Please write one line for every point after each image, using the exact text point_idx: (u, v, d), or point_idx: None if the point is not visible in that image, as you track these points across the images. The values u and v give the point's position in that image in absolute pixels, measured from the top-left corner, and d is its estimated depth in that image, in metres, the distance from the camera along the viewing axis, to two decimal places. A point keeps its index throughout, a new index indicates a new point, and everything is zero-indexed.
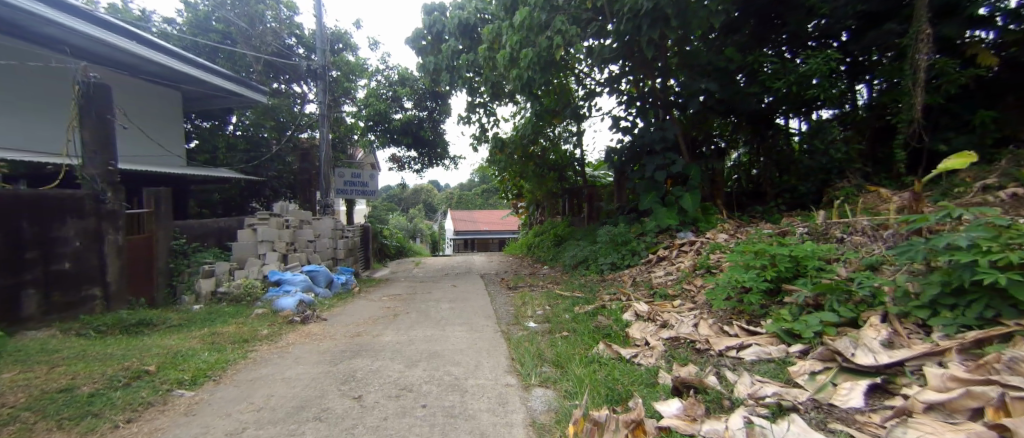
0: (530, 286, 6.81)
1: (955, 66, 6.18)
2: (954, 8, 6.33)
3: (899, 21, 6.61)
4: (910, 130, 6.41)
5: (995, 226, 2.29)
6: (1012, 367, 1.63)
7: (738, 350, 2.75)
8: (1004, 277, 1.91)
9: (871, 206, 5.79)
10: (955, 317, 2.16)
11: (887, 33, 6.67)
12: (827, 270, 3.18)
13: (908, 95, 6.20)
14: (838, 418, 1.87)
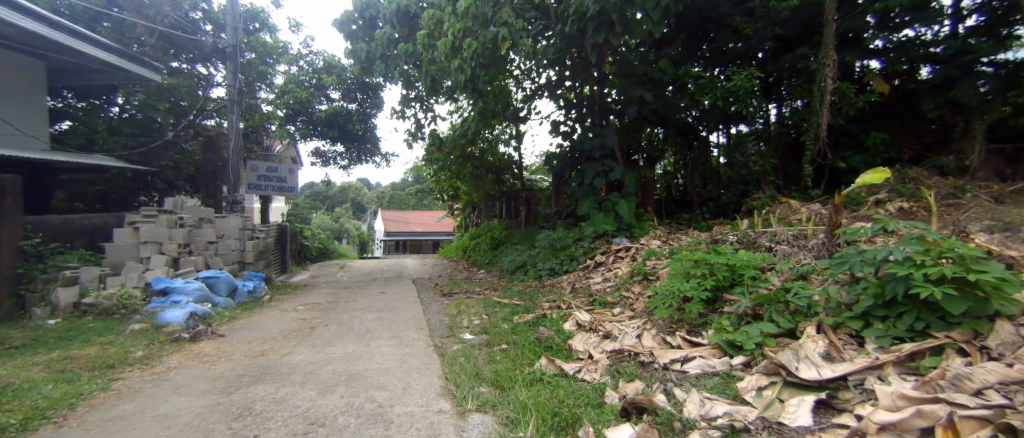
0: (465, 292, 6.46)
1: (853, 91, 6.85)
2: (853, 37, 7.01)
3: (808, 47, 7.27)
4: (817, 147, 7.05)
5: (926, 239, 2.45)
6: (957, 384, 1.78)
7: (683, 363, 2.67)
8: (940, 291, 2.03)
9: (783, 214, 6.20)
10: (887, 329, 2.26)
11: (799, 57, 7.30)
12: (761, 279, 3.26)
13: (814, 116, 6.81)
14: None
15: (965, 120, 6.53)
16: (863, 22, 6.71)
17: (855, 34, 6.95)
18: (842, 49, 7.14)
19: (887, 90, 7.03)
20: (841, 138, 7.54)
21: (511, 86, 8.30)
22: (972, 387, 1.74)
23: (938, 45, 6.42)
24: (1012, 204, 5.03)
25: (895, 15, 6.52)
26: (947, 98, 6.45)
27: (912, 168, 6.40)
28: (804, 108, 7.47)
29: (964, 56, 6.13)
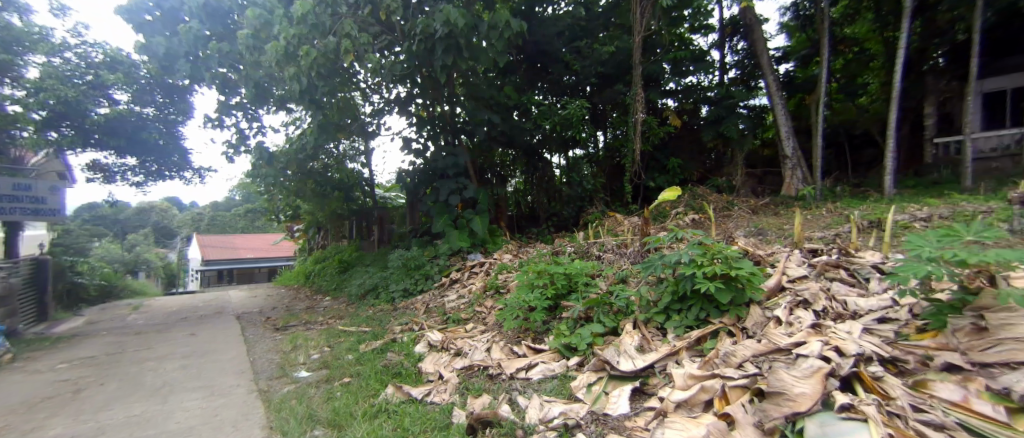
0: (305, 324, 5.73)
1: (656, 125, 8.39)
2: (655, 80, 8.68)
3: (622, 86, 8.76)
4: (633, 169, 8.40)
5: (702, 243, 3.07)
6: (726, 360, 2.29)
7: (526, 370, 2.81)
8: (713, 285, 2.60)
9: (612, 226, 7.17)
10: (683, 319, 2.79)
11: (616, 93, 8.75)
12: (592, 284, 3.68)
13: (631, 144, 8.13)
14: (612, 427, 2.00)
15: (730, 150, 9.08)
16: (661, 67, 8.50)
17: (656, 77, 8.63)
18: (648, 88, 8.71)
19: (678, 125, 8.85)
20: (650, 162, 9.14)
21: (357, 99, 7.82)
22: (735, 361, 2.26)
23: (711, 90, 8.85)
24: (768, 214, 7.20)
25: (684, 65, 8.59)
26: (717, 131, 8.65)
27: (698, 188, 8.11)
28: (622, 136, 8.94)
29: (727, 99, 8.68)
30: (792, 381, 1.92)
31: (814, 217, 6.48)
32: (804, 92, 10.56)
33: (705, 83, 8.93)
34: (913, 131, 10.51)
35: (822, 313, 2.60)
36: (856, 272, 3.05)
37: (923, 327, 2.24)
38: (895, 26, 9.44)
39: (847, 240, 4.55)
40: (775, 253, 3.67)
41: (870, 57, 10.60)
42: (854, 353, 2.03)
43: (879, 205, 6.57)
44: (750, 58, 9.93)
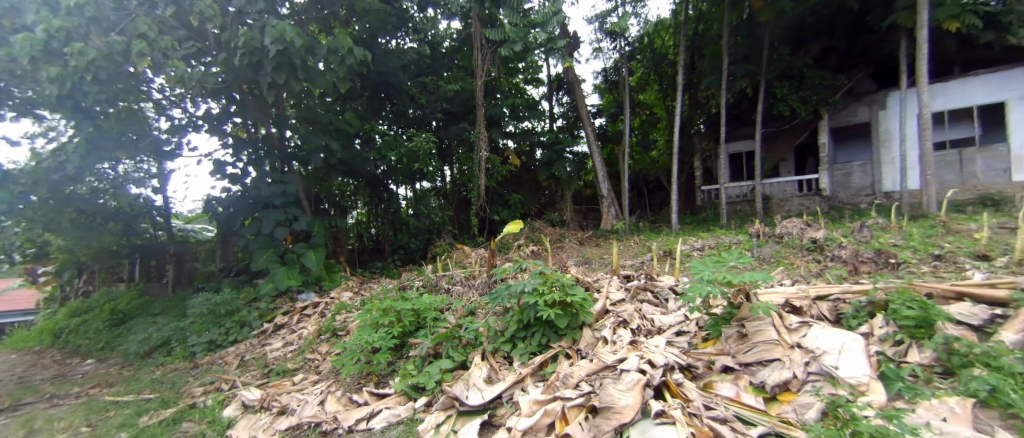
0: (43, 402, 4.13)
1: (497, 164, 8.89)
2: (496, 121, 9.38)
3: (466, 125, 9.31)
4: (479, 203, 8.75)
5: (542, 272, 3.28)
6: (565, 381, 2.48)
7: (368, 419, 2.58)
8: (552, 312, 2.82)
9: (459, 259, 7.26)
10: (526, 346, 2.95)
11: (461, 131, 9.22)
12: (440, 319, 3.59)
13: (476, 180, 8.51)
14: None
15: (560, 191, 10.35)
16: (501, 111, 9.22)
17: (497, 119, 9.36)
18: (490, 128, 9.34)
19: (518, 164, 9.72)
20: (494, 197, 9.65)
21: (147, 112, 6.12)
22: (573, 381, 2.47)
23: (543, 136, 10.01)
24: (587, 244, 8.42)
25: (519, 111, 9.58)
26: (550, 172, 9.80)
27: (536, 222, 8.90)
28: (465, 171, 9.35)
29: (556, 145, 10.01)
30: (617, 395, 2.20)
31: (625, 248, 7.74)
32: (613, 143, 12.65)
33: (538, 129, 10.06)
34: (687, 179, 13.60)
35: (636, 330, 3.04)
36: (658, 293, 3.69)
37: (705, 336, 2.82)
38: (670, 98, 12.47)
39: (650, 267, 5.52)
40: (600, 280, 4.19)
41: (657, 120, 13.48)
42: (662, 363, 2.42)
43: (669, 237, 8.22)
44: (573, 111, 11.64)
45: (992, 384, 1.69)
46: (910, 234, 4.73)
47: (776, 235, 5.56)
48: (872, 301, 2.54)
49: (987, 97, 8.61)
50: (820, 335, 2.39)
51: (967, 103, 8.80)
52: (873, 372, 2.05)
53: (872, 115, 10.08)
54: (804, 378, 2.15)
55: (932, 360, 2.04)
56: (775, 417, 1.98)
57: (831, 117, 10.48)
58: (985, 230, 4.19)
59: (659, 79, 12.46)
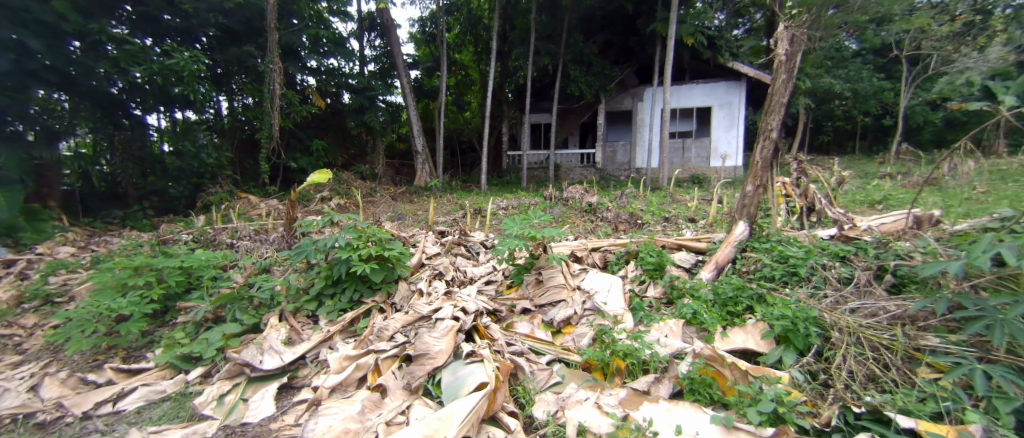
0: None
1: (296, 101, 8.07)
2: (293, 51, 8.36)
3: (252, 48, 7.78)
4: (269, 146, 7.72)
5: (358, 227, 3.06)
6: (379, 335, 2.46)
7: (117, 400, 2.11)
8: (368, 266, 2.70)
9: (244, 209, 6.13)
10: (335, 303, 2.78)
11: (243, 54, 7.62)
12: (222, 278, 3.00)
13: (267, 117, 7.53)
14: (238, 434, 1.90)
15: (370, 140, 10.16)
16: (300, 40, 8.18)
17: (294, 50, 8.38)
18: (285, 58, 8.29)
19: (320, 105, 9.04)
20: (291, 141, 8.86)
21: None
22: (387, 335, 2.47)
23: (353, 78, 9.46)
24: (399, 201, 8.26)
25: (323, 46, 8.70)
26: (358, 120, 9.46)
27: (342, 173, 8.24)
28: (253, 106, 7.99)
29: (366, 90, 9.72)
30: (431, 342, 2.30)
31: (438, 205, 7.90)
32: (429, 98, 12.38)
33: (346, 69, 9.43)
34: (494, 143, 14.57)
35: (450, 281, 3.20)
36: (470, 248, 3.91)
37: (510, 284, 3.19)
38: (482, 62, 12.80)
39: (461, 223, 5.80)
40: (415, 235, 4.18)
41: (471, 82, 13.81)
42: (473, 310, 2.61)
43: (478, 196, 8.74)
44: (387, 56, 10.93)
45: (694, 309, 2.44)
46: (651, 202, 6.22)
47: (565, 198, 6.54)
48: (628, 251, 3.28)
49: (702, 101, 11.84)
50: (595, 278, 2.98)
51: (691, 104, 11.95)
52: (626, 306, 2.68)
53: (634, 104, 12.53)
54: (582, 313, 2.68)
55: (661, 293, 2.78)
56: (558, 346, 2.46)
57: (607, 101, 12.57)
58: (692, 200, 5.84)
59: (474, 41, 12.50)
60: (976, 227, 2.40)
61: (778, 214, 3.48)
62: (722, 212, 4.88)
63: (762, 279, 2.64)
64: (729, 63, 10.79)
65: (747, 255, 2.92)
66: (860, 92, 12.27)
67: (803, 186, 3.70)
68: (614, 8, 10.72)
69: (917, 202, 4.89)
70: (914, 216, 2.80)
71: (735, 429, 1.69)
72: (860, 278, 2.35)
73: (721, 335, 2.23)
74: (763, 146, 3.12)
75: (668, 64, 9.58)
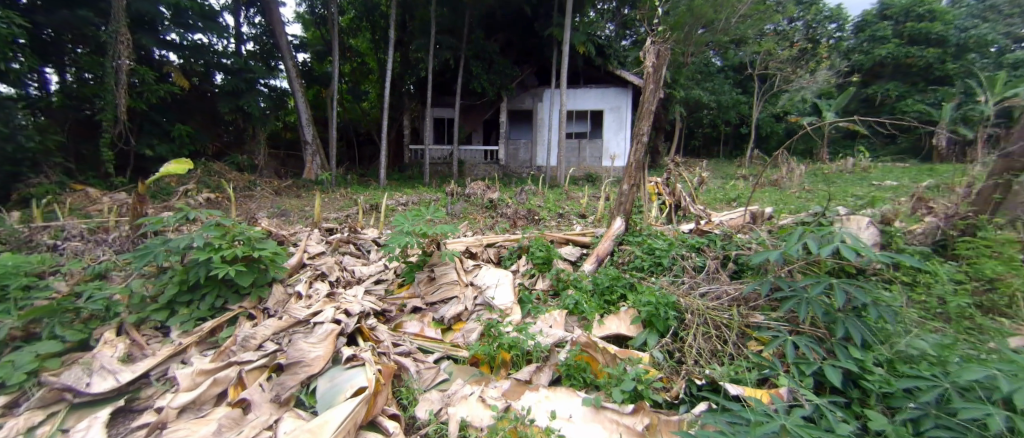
0: None
1: (150, 78, 7.22)
2: (149, 22, 7.49)
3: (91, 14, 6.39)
4: (113, 130, 6.75)
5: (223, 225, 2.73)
6: (244, 345, 2.22)
7: None
8: (232, 269, 2.41)
9: (79, 204, 5.14)
10: (191, 312, 2.45)
11: (79, 20, 6.28)
12: (38, 288, 2.48)
13: (108, 96, 6.48)
14: None
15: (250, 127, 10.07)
16: (158, 11, 7.35)
17: (149, 20, 7.47)
18: (137, 29, 7.39)
19: (185, 84, 8.31)
20: (146, 124, 8.08)
21: None
22: (255, 344, 2.24)
23: (225, 58, 8.90)
24: (279, 195, 8.07)
25: (189, 20, 7.96)
26: (235, 104, 9.15)
27: (213, 164, 7.97)
28: (94, 83, 6.77)
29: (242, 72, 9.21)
30: (305, 348, 2.13)
31: (330, 200, 7.43)
32: (320, 85, 11.50)
33: (218, 48, 8.87)
34: (395, 136, 14.07)
35: (335, 282, 3.02)
36: (361, 245, 3.73)
37: (401, 283, 3.11)
38: (381, 51, 12.21)
39: (354, 220, 5.52)
40: (297, 233, 3.86)
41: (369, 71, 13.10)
42: (356, 311, 2.48)
43: (376, 192, 8.41)
44: (268, 36, 10.03)
45: (576, 299, 2.60)
46: (548, 199, 6.53)
47: (466, 194, 6.58)
48: (520, 246, 3.38)
49: (595, 105, 12.66)
50: (486, 273, 3.03)
51: (585, 106, 12.70)
52: (515, 299, 2.75)
53: (534, 104, 13.02)
54: (472, 309, 2.69)
55: (548, 286, 2.92)
56: (446, 343, 2.44)
57: (509, 100, 12.87)
58: (584, 197, 6.24)
59: (370, 27, 11.83)
60: (795, 222, 2.89)
61: (651, 211, 3.86)
62: (608, 209, 5.29)
63: (635, 270, 2.91)
64: (618, 70, 11.73)
65: (623, 248, 3.19)
66: (722, 103, 14.21)
67: (672, 186, 4.15)
68: (514, 9, 11.02)
69: (759, 200, 5.79)
70: (751, 212, 3.35)
71: (602, 408, 1.82)
72: (709, 266, 2.70)
73: (598, 322, 2.41)
74: (636, 149, 3.44)
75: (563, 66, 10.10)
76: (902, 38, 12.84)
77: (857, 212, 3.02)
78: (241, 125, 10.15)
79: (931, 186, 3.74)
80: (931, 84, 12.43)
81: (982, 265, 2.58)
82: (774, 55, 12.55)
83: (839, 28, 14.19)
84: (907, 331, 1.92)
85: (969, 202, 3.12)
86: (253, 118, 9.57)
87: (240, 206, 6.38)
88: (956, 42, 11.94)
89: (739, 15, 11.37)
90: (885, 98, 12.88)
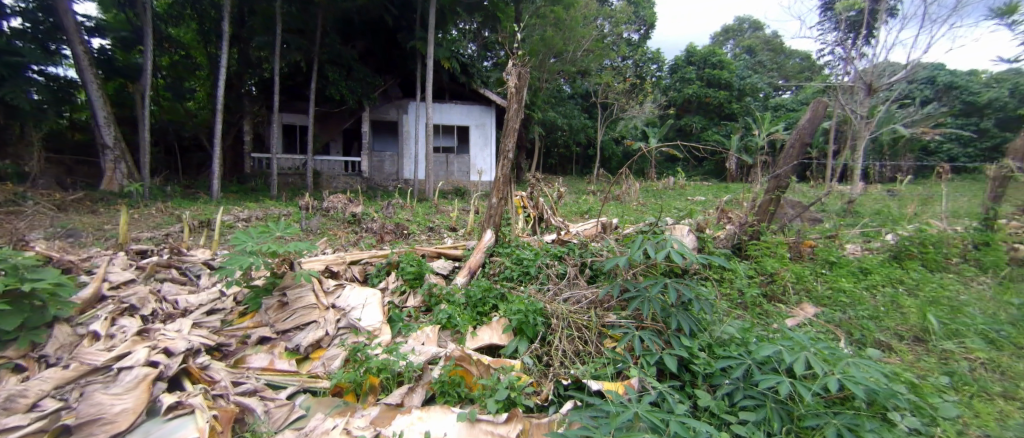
0: None
1: None
2: None
3: None
4: None
5: None
6: (6, 407, 1.65)
7: None
8: None
9: None
10: None
11: None
12: None
13: None
14: None
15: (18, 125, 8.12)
16: None
17: None
18: None
19: None
20: None
21: None
22: (25, 404, 1.68)
23: None
24: (64, 211, 6.27)
25: None
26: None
27: None
28: None
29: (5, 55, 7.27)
30: (108, 400, 1.66)
31: (142, 217, 6.04)
32: (126, 78, 9.29)
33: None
34: (234, 142, 12.19)
35: (150, 317, 2.45)
36: (186, 270, 3.09)
37: (243, 311, 2.67)
38: (213, 45, 10.49)
39: (177, 240, 4.57)
40: (91, 258, 3.03)
41: (195, 66, 11.09)
42: (182, 349, 2.03)
43: (207, 206, 7.13)
44: (46, 12, 7.70)
45: (448, 313, 2.56)
46: (417, 212, 6.38)
47: (324, 208, 6.04)
48: (388, 262, 3.21)
49: (462, 121, 12.95)
50: (350, 293, 2.79)
51: (452, 122, 12.85)
52: (384, 318, 2.58)
53: (399, 116, 12.69)
54: (334, 333, 2.44)
55: (420, 302, 2.83)
56: (304, 375, 2.16)
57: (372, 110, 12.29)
58: (453, 210, 6.29)
59: (196, 17, 9.88)
60: (635, 231, 3.36)
61: (518, 223, 4.07)
62: (477, 221, 5.42)
63: (506, 280, 3.02)
64: (482, 89, 12.24)
65: (493, 260, 3.28)
66: (574, 126, 15.94)
67: (535, 199, 4.45)
68: (374, 17, 10.62)
69: (606, 212, 6.60)
70: (603, 223, 3.76)
71: (476, 421, 1.80)
72: (569, 273, 2.94)
73: (471, 334, 2.41)
74: (502, 163, 3.60)
75: (426, 81, 10.06)
76: (702, 81, 16.15)
77: (680, 221, 3.65)
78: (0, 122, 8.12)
79: (728, 199, 4.73)
80: (723, 119, 15.89)
81: (764, 263, 3.34)
82: (612, 87, 14.57)
83: (659, 68, 17.22)
84: (719, 319, 2.36)
85: (754, 213, 4.03)
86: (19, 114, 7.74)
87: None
88: (737, 87, 15.60)
89: (584, 49, 12.90)
90: (693, 129, 16.01)
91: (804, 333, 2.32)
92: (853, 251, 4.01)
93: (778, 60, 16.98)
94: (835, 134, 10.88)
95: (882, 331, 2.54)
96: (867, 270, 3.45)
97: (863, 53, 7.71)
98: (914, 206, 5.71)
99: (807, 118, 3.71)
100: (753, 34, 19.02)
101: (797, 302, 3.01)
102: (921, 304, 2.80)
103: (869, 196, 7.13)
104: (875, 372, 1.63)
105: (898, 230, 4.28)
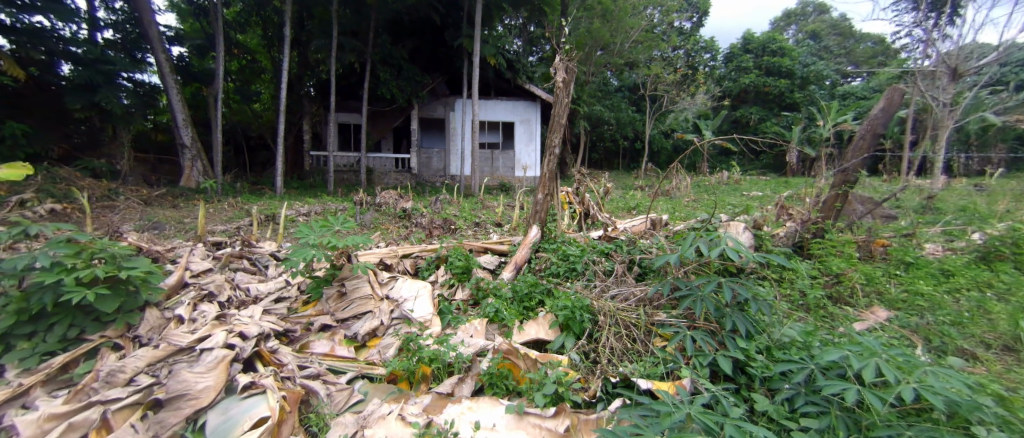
0: None
1: None
2: None
3: None
4: None
5: (77, 241, 2.27)
6: (110, 380, 1.87)
7: None
8: (91, 293, 2.01)
9: None
10: (33, 347, 2.02)
11: None
12: None
13: None
14: None
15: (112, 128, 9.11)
16: None
17: None
18: None
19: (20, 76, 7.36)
20: None
21: None
22: (125, 377, 1.90)
23: (75, 46, 7.93)
24: (150, 205, 6.97)
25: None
26: (89, 100, 8.03)
27: (61, 169, 6.83)
28: None
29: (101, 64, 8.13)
30: (193, 376, 1.84)
31: (216, 211, 6.64)
32: (201, 82, 10.11)
33: (66, 34, 7.84)
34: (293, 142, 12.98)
35: (226, 303, 2.69)
36: (255, 261, 3.34)
37: (305, 300, 2.86)
38: (275, 49, 11.20)
39: (247, 233, 4.96)
40: (176, 248, 3.36)
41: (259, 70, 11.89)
42: (253, 334, 2.21)
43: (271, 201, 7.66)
44: (133, 23, 8.67)
45: (496, 307, 2.61)
46: (463, 208, 6.51)
47: (377, 203, 6.31)
48: (437, 256, 3.32)
49: (506, 116, 13.01)
50: (402, 286, 2.90)
51: (496, 117, 12.94)
52: (434, 310, 2.68)
53: (446, 113, 12.96)
54: (388, 323, 2.56)
55: (468, 296, 2.91)
56: (361, 362, 2.28)
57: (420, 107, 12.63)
58: (499, 206, 6.37)
59: (261, 23, 10.53)
60: (686, 227, 3.26)
61: (564, 219, 4.07)
62: (522, 217, 5.46)
63: (552, 276, 3.03)
64: (526, 84, 12.24)
65: (539, 255, 3.31)
66: (620, 120, 15.59)
67: (581, 196, 4.43)
68: (421, 16, 10.87)
69: (655, 208, 6.42)
70: (652, 219, 3.66)
71: (525, 414, 1.83)
72: (617, 270, 2.90)
73: (518, 329, 2.45)
74: (548, 160, 3.60)
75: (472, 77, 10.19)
76: (760, 70, 15.25)
77: (734, 218, 3.50)
78: (97, 124, 9.10)
79: (788, 194, 4.47)
80: (783, 110, 14.93)
81: (829, 262, 3.13)
82: (661, 78, 14.05)
83: (712, 58, 16.45)
84: (777, 322, 2.25)
85: (818, 209, 3.78)
86: (112, 117, 8.56)
87: (98, 219, 5.43)
88: (800, 75, 14.62)
89: (632, 40, 12.54)
90: (750, 120, 15.15)
91: (874, 338, 2.16)
92: (933, 251, 3.67)
93: (846, 45, 15.70)
94: (914, 123, 9.95)
95: (967, 339, 2.31)
96: (949, 273, 3.14)
97: (946, 34, 7.01)
98: (1008, 202, 5.12)
99: (880, 107, 3.40)
100: (818, 18, 17.73)
101: (866, 306, 2.80)
102: (1015, 310, 2.51)
103: (953, 190, 6.46)
104: (957, 382, 1.49)
105: (988, 229, 3.86)
